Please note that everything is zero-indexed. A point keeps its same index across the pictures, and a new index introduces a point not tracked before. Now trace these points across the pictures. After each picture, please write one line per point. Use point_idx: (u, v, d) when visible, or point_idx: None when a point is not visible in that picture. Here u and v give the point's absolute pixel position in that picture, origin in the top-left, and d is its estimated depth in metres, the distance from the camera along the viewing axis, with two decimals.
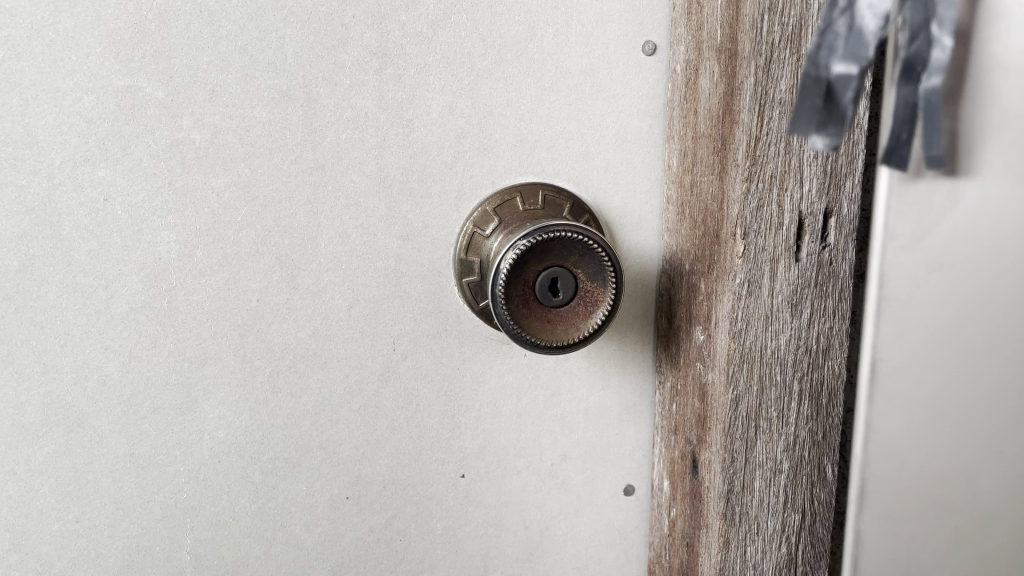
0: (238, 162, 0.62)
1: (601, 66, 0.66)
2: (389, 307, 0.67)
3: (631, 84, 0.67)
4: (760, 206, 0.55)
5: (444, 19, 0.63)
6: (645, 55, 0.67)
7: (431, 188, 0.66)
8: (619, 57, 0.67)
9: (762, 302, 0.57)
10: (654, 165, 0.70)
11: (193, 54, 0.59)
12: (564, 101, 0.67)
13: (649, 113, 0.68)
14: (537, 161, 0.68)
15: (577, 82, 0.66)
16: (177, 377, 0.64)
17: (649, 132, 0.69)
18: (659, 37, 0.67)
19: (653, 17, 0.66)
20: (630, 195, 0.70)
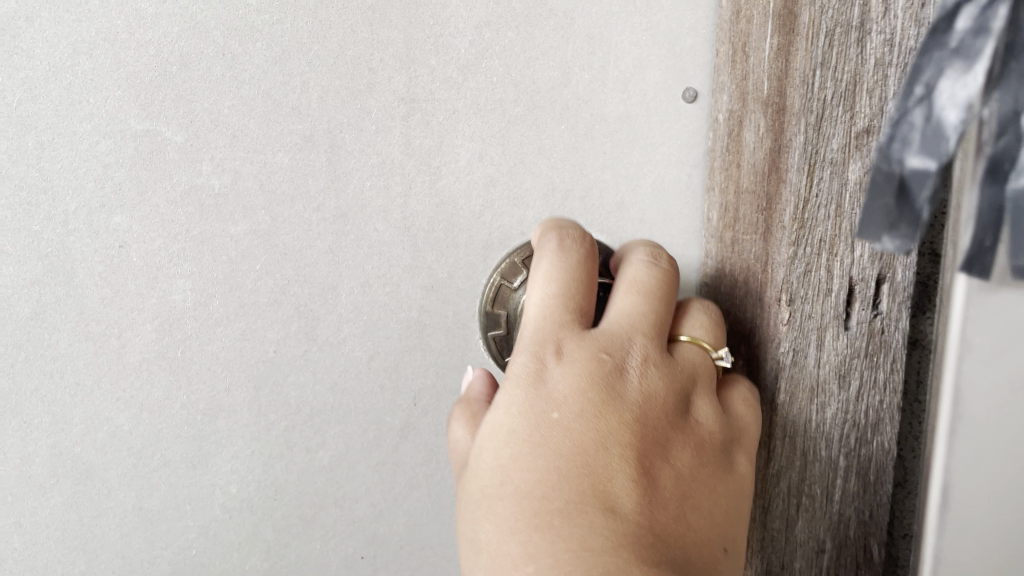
0: (258, 209, 0.59)
1: (639, 113, 0.63)
2: (411, 361, 0.64)
3: (670, 132, 0.64)
4: (807, 271, 0.49)
5: (475, 64, 0.60)
6: (685, 102, 0.64)
7: (458, 239, 0.63)
8: (657, 104, 0.63)
9: (807, 373, 0.52)
10: (692, 216, 0.66)
11: (214, 98, 0.57)
12: (599, 149, 0.63)
13: (687, 162, 0.65)
14: (569, 211, 0.65)
15: (613, 129, 0.63)
16: (189, 429, 0.62)
17: (687, 182, 0.66)
18: (701, 83, 0.64)
19: (694, 62, 0.63)
20: (666, 248, 0.67)
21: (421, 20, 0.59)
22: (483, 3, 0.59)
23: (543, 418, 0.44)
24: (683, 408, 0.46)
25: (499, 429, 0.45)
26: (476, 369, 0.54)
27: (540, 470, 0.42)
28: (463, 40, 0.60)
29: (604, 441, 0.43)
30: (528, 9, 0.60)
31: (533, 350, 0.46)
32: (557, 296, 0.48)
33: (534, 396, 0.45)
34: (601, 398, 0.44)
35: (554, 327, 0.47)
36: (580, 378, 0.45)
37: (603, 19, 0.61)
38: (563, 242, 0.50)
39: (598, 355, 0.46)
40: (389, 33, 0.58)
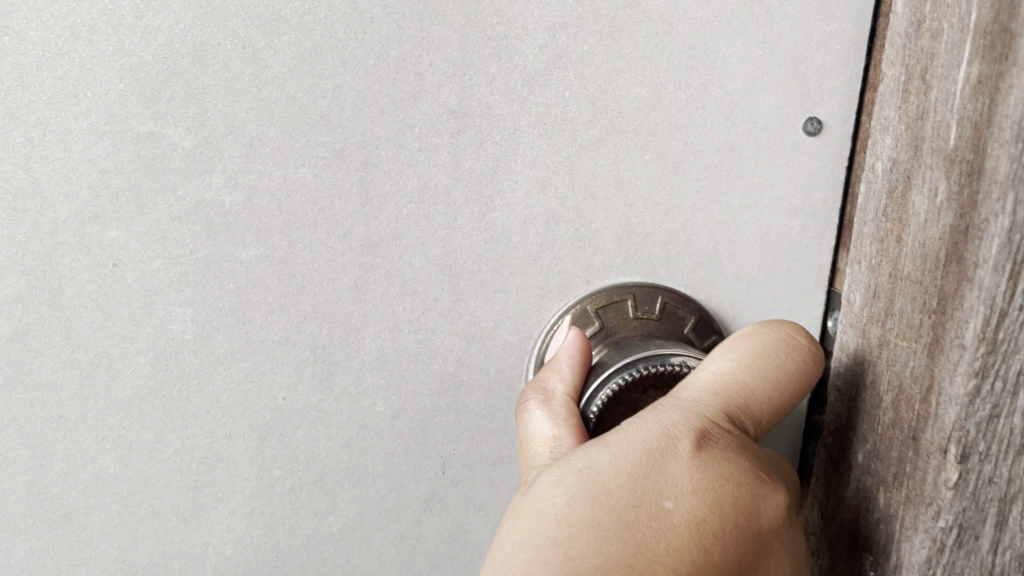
0: (273, 232, 0.50)
1: (745, 145, 0.51)
2: (442, 422, 0.54)
3: (783, 172, 0.52)
4: (991, 413, 0.37)
5: (545, 74, 0.49)
6: (806, 135, 0.51)
7: (508, 282, 0.52)
8: (770, 135, 0.51)
9: (977, 555, 0.40)
10: (801, 276, 0.54)
11: (230, 100, 0.48)
12: (691, 186, 0.51)
13: (801, 210, 0.52)
14: (647, 259, 0.53)
15: (712, 164, 0.51)
16: (182, 479, 0.53)
17: (799, 234, 0.53)
18: (827, 112, 0.51)
19: (822, 86, 0.50)
20: (765, 311, 0.55)
21: (483, 18, 0.48)
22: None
23: (646, 506, 0.39)
24: (780, 555, 0.41)
25: (589, 476, 0.39)
26: (569, 332, 0.50)
27: (611, 556, 0.37)
28: (532, 44, 0.49)
29: (694, 566, 0.38)
30: (615, 10, 0.48)
31: (678, 418, 0.41)
32: (753, 367, 0.44)
33: (647, 473, 0.39)
34: (720, 519, 0.39)
35: (716, 404, 0.43)
36: (710, 484, 0.39)
37: (710, 28, 0.49)
38: (805, 344, 0.46)
39: (747, 467, 0.40)
40: (442, 32, 0.48)
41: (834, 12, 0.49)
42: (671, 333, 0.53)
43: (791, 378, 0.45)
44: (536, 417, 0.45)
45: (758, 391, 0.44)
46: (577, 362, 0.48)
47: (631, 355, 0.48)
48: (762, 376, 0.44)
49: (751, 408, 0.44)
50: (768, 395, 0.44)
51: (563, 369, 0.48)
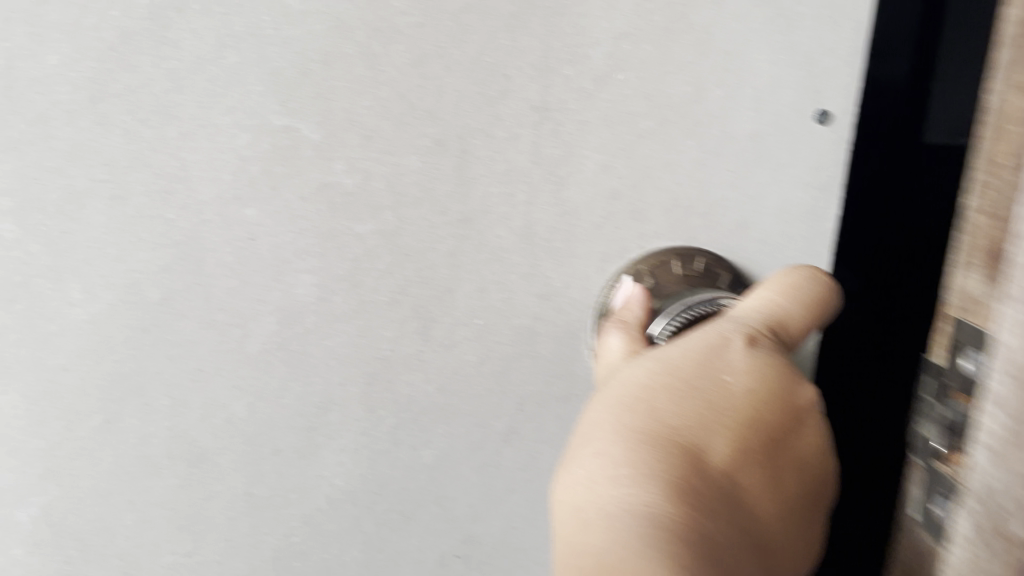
0: (384, 209, 0.60)
1: (770, 133, 0.62)
2: (520, 367, 0.64)
3: (798, 154, 0.63)
4: None
5: (610, 76, 0.59)
6: (818, 124, 0.63)
7: (576, 248, 0.63)
8: (789, 124, 0.62)
9: None
10: (813, 239, 0.66)
11: (352, 98, 0.57)
12: (725, 167, 0.63)
13: (813, 185, 0.64)
14: (689, 227, 0.64)
15: (742, 148, 0.62)
16: (301, 421, 0.63)
17: (811, 205, 0.65)
18: (836, 105, 0.62)
19: (830, 84, 0.62)
20: None
21: (561, 30, 0.58)
22: (624, 14, 0.58)
23: (709, 379, 0.51)
24: (811, 428, 0.54)
25: (665, 359, 0.52)
26: (631, 285, 0.62)
27: (682, 409, 0.50)
28: (600, 51, 0.59)
29: (745, 423, 0.51)
30: (668, 23, 0.59)
31: (732, 326, 0.54)
32: (790, 296, 0.56)
33: (710, 357, 0.52)
34: (764, 392, 0.52)
35: (760, 319, 0.55)
36: (758, 368, 0.52)
37: (743, 37, 0.60)
38: (824, 276, 0.58)
39: (785, 361, 0.53)
40: (527, 41, 0.58)
41: (840, 24, 0.60)
42: (710, 287, 0.64)
43: (816, 308, 0.57)
44: (612, 343, 0.59)
45: (793, 314, 0.56)
46: (642, 305, 0.61)
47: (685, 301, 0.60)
48: (794, 304, 0.56)
49: (786, 328, 0.56)
50: (800, 318, 0.56)
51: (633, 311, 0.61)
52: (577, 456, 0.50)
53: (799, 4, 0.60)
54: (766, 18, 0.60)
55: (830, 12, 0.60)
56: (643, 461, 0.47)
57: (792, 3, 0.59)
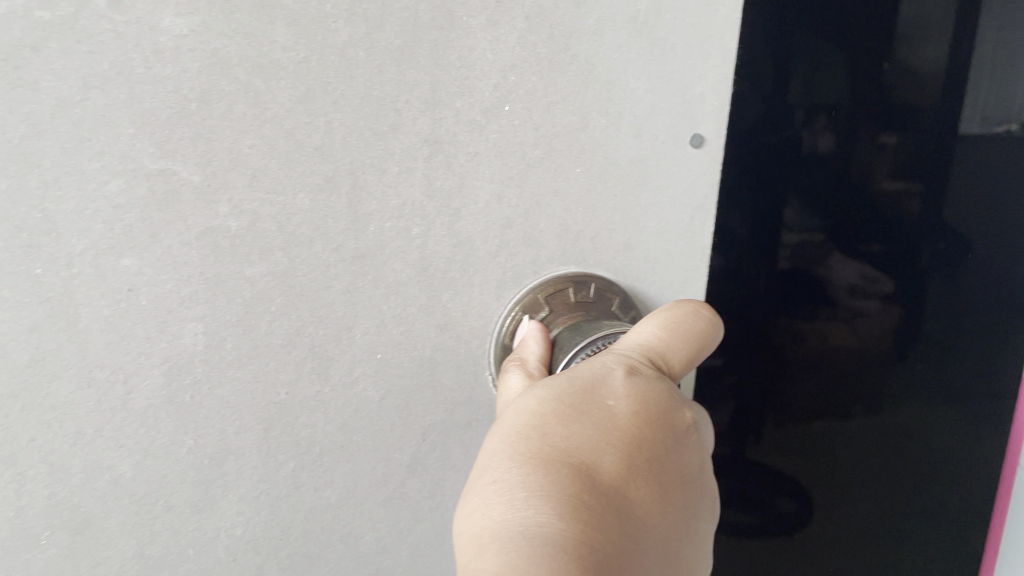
0: (275, 250, 0.57)
1: (651, 156, 0.65)
2: (422, 398, 0.64)
3: (676, 176, 0.66)
4: None
5: (498, 107, 0.60)
6: (692, 147, 0.66)
7: (473, 278, 0.63)
8: (667, 148, 0.65)
9: None
10: (692, 254, 0.70)
11: (234, 137, 0.54)
12: (610, 192, 0.65)
13: (689, 205, 0.68)
14: (580, 250, 0.66)
15: (625, 173, 0.65)
16: (196, 474, 0.60)
17: (689, 223, 0.68)
18: (707, 129, 0.66)
19: (703, 109, 0.65)
20: (666, 285, 0.70)
21: (448, 62, 0.58)
22: (509, 47, 0.59)
23: (596, 403, 0.51)
24: (693, 454, 0.54)
25: (552, 388, 0.52)
26: (530, 326, 0.63)
27: (575, 430, 0.49)
28: (488, 83, 0.59)
29: (638, 439, 0.50)
30: (552, 54, 0.60)
31: (613, 357, 0.55)
32: (665, 329, 0.59)
33: (594, 386, 0.53)
34: (650, 413, 0.52)
35: (640, 352, 0.57)
36: (641, 391, 0.53)
37: (624, 66, 0.62)
38: (703, 312, 0.61)
39: (666, 388, 0.54)
40: (415, 75, 0.57)
41: (709, 54, 0.64)
42: (603, 311, 0.66)
43: (696, 343, 0.60)
44: (512, 378, 0.58)
45: (674, 345, 0.58)
46: (542, 336, 0.62)
47: (590, 331, 0.62)
48: (677, 338, 0.59)
49: (668, 359, 0.58)
50: (682, 350, 0.58)
51: (533, 344, 0.61)
52: (472, 486, 0.47)
53: (674, 35, 0.62)
54: (643, 48, 0.62)
55: (701, 41, 0.63)
56: (541, 473, 0.45)
57: (666, 34, 0.62)
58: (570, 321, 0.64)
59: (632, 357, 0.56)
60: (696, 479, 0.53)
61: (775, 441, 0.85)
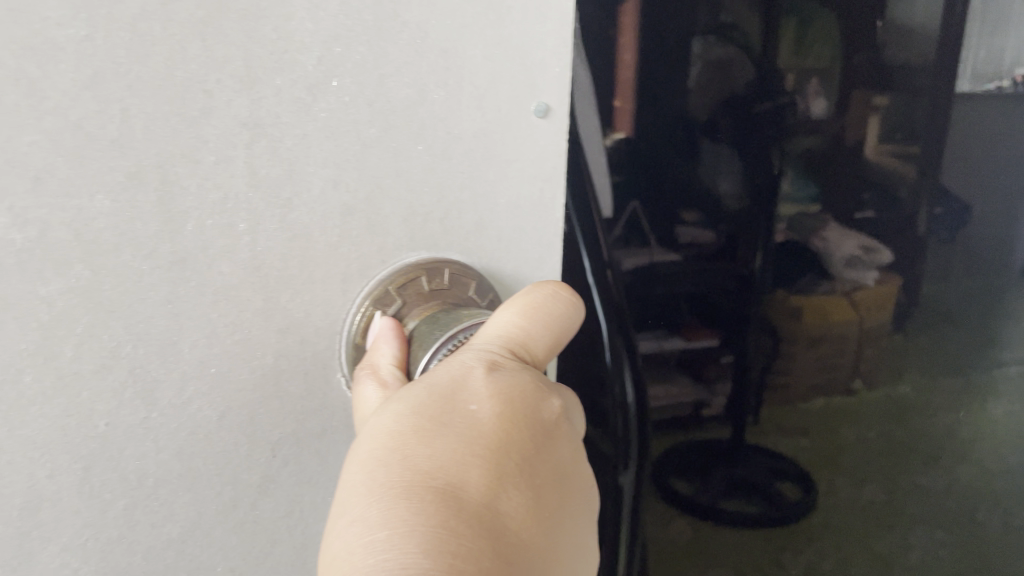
0: (74, 263, 0.49)
1: (494, 130, 0.60)
2: (268, 411, 0.58)
3: (522, 148, 0.62)
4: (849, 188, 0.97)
5: (325, 83, 0.54)
6: (536, 117, 0.61)
7: (314, 274, 0.57)
8: (510, 120, 0.60)
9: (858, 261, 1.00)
10: (546, 228, 0.66)
11: (7, 134, 0.46)
12: (456, 169, 0.60)
13: (539, 176, 0.63)
14: (429, 233, 0.61)
15: (470, 148, 0.60)
16: (5, 529, 0.51)
17: (540, 197, 0.64)
18: (551, 97, 0.61)
19: (545, 77, 0.60)
20: (522, 263, 0.66)
21: (263, 34, 0.51)
22: (331, 15, 0.53)
23: (458, 411, 0.52)
24: (558, 442, 0.55)
25: (412, 400, 0.52)
26: (382, 323, 0.59)
27: (437, 447, 0.49)
28: (311, 56, 0.53)
29: (499, 444, 0.51)
30: (378, 21, 0.54)
31: (473, 354, 0.55)
32: (526, 318, 0.57)
33: (454, 391, 0.53)
34: (512, 412, 0.53)
35: (501, 343, 0.56)
36: (503, 391, 0.53)
37: (458, 32, 0.56)
38: (564, 293, 0.59)
39: (528, 377, 0.55)
40: (226, 50, 0.50)
41: (546, 16, 0.59)
42: (458, 297, 0.63)
43: (558, 328, 0.59)
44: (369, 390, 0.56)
45: (537, 336, 0.57)
46: (397, 336, 0.59)
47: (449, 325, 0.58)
48: (540, 327, 0.57)
49: (531, 349, 0.57)
50: (545, 339, 0.57)
51: (387, 345, 0.58)
52: (337, 522, 0.47)
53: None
54: (478, 12, 0.56)
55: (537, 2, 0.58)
56: (404, 504, 0.46)
57: None
58: (427, 315, 0.61)
59: (493, 349, 0.56)
60: (563, 466, 0.55)
61: (769, 417, 1.04)
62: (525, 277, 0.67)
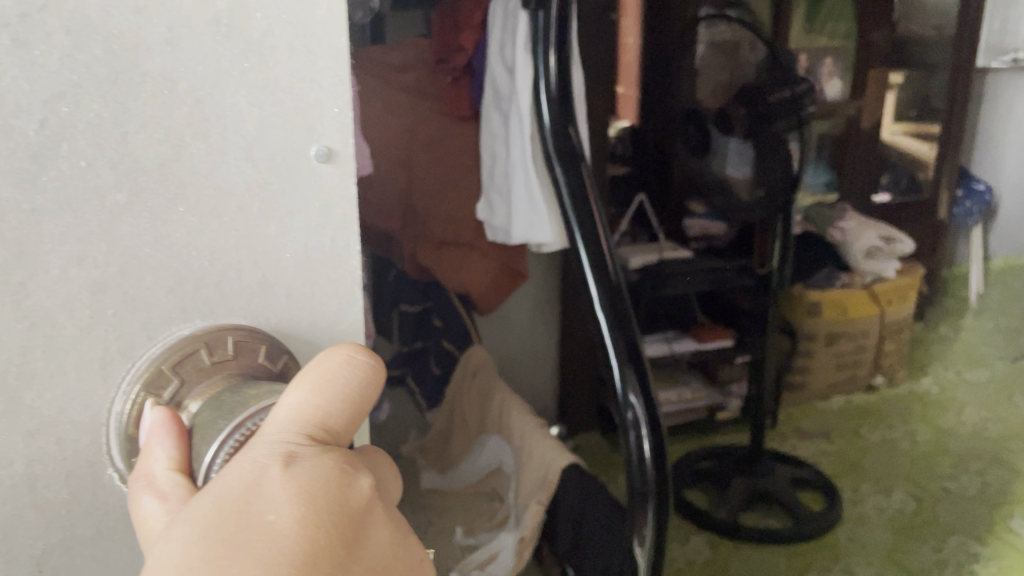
0: None
1: (274, 180, 0.62)
2: (24, 521, 0.60)
3: (308, 198, 0.63)
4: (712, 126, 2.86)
5: (50, 148, 0.54)
6: (319, 161, 0.63)
7: (66, 360, 0.58)
8: (289, 167, 0.62)
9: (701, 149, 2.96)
10: (336, 280, 0.68)
11: None
12: (229, 228, 0.61)
13: (329, 226, 0.65)
14: (203, 300, 0.62)
15: (244, 202, 0.61)
16: None
17: (330, 245, 0.66)
18: (333, 140, 0.63)
19: (325, 117, 0.62)
20: (317, 318, 0.68)
21: None
22: (50, 69, 0.53)
23: (251, 525, 0.46)
24: (383, 529, 0.50)
25: (197, 520, 0.46)
26: (157, 414, 0.58)
27: (232, 574, 0.43)
28: (29, 120, 0.53)
29: (309, 548, 0.45)
30: (114, 73, 0.55)
31: (266, 450, 0.50)
32: (322, 394, 0.54)
33: (247, 499, 0.47)
34: (319, 508, 0.47)
35: (297, 430, 0.52)
36: (299, 489, 0.48)
37: (210, 80, 0.57)
38: (361, 358, 0.57)
39: (332, 463, 0.50)
40: None
41: (319, 53, 0.60)
42: (249, 364, 0.64)
43: (356, 396, 0.56)
44: (148, 500, 0.54)
45: (334, 409, 0.54)
46: (169, 432, 0.57)
47: (235, 416, 0.54)
48: (337, 394, 0.55)
49: (331, 429, 0.54)
50: (342, 411, 0.54)
51: (161, 446, 0.56)
52: None
53: (272, 32, 0.58)
54: (236, 54, 0.58)
55: (305, 36, 0.60)
56: None
57: (262, 36, 0.58)
58: (208, 393, 0.61)
59: (287, 440, 0.51)
60: (387, 556, 0.50)
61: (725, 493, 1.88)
62: (324, 333, 0.69)
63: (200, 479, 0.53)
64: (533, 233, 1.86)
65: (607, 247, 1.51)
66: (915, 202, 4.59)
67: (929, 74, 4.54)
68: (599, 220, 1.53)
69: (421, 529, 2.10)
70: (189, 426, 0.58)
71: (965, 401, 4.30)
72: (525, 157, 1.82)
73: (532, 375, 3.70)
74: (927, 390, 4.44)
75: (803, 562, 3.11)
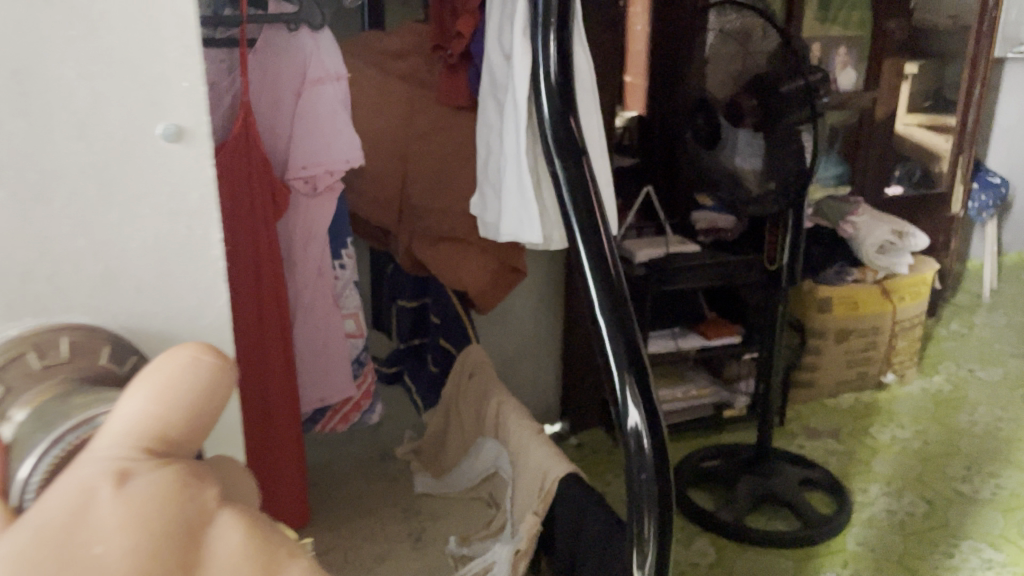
0: None
1: (113, 154, 0.57)
2: None
3: (154, 179, 0.59)
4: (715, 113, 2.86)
5: None
6: (166, 139, 0.58)
7: None
8: (130, 141, 0.57)
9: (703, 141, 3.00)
10: (195, 270, 0.62)
11: None
12: (61, 210, 0.56)
13: (184, 214, 0.60)
14: (32, 295, 0.57)
15: (77, 177, 0.56)
16: None
17: (187, 233, 0.61)
18: (180, 117, 0.58)
19: (171, 93, 0.58)
20: (176, 314, 0.62)
21: None
22: None
23: (76, 561, 0.44)
24: (237, 535, 0.49)
25: (10, 559, 0.44)
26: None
27: None
28: None
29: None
30: None
31: (93, 469, 0.47)
32: (159, 402, 0.51)
33: (72, 530, 0.45)
34: (154, 540, 0.46)
35: (130, 446, 0.49)
36: (134, 516, 0.46)
37: (23, 37, 0.53)
38: (208, 359, 0.53)
39: (173, 481, 0.48)
40: None
41: (161, 28, 0.57)
42: (88, 368, 0.58)
43: (200, 400, 0.52)
44: None
45: (173, 417, 0.51)
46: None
47: (58, 424, 0.52)
48: (176, 400, 0.51)
49: (168, 437, 0.51)
50: (184, 418, 0.51)
51: None
52: None
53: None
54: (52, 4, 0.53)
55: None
56: None
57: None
58: (37, 400, 0.54)
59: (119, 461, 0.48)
60: (243, 561, 0.48)
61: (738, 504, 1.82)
62: (183, 330, 0.63)
63: (13, 497, 0.50)
64: (524, 231, 1.76)
65: (610, 248, 1.41)
66: (928, 194, 4.50)
67: (944, 63, 4.44)
68: (602, 216, 1.44)
69: (413, 537, 2.02)
70: (7, 444, 0.53)
71: (980, 399, 4.20)
72: (520, 151, 1.71)
73: (535, 369, 3.62)
74: (939, 387, 4.33)
75: (810, 565, 3.04)
